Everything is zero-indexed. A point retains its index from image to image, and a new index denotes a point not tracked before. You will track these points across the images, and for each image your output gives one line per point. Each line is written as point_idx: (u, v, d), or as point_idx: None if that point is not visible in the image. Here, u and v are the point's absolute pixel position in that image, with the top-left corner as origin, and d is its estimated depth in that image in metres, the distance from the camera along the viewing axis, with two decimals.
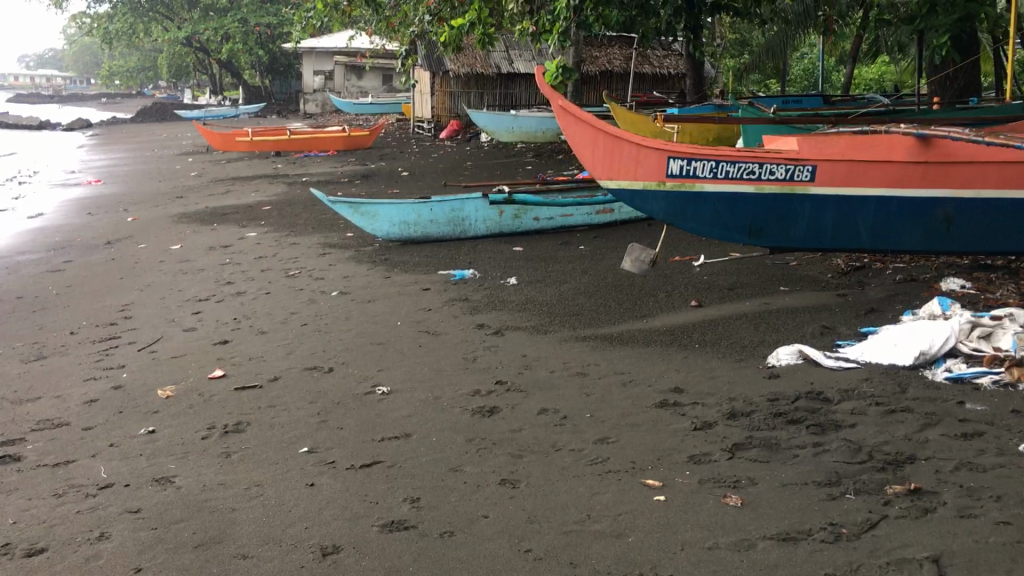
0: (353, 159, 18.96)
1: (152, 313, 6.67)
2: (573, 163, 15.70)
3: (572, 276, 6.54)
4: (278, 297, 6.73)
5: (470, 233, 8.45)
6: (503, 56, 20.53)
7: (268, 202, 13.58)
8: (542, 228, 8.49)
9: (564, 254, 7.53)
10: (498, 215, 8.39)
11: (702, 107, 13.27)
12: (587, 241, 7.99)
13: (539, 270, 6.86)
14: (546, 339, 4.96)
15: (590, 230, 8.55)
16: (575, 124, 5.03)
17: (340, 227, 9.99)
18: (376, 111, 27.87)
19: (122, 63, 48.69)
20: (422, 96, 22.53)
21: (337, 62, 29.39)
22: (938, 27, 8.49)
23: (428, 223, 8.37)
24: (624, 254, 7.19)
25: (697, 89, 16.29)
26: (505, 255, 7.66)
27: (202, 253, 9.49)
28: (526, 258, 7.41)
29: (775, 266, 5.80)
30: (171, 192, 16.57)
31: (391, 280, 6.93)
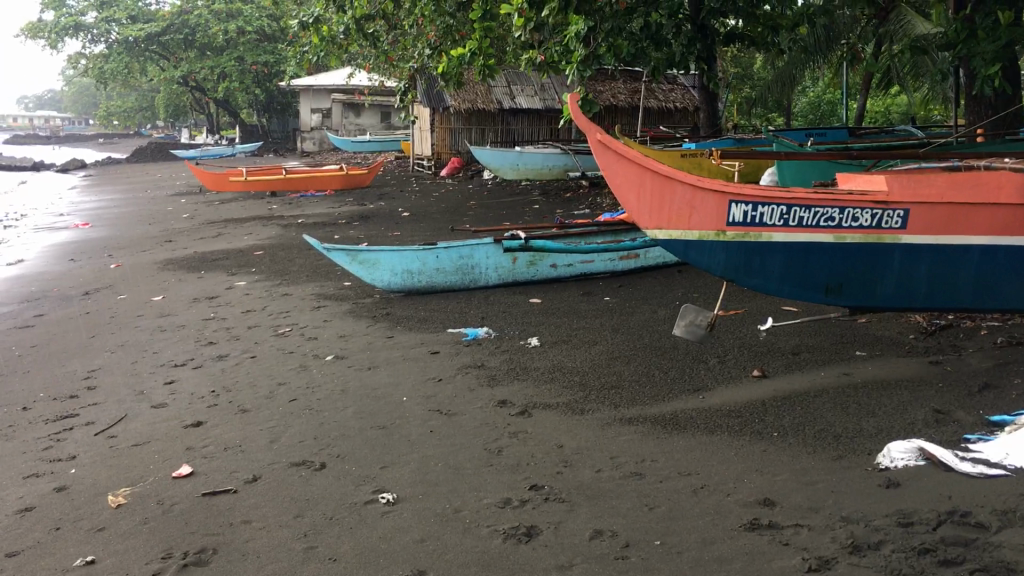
0: (350, 199, 18.22)
1: (121, 382, 5.83)
2: (582, 202, 14.93)
3: (603, 337, 5.70)
4: (264, 362, 5.90)
5: (481, 282, 7.63)
6: (505, 91, 19.89)
7: (260, 246, 12.80)
8: (560, 276, 7.68)
9: (588, 307, 6.70)
10: (511, 262, 7.58)
11: (721, 143, 12.52)
12: (612, 291, 7.16)
13: (563, 328, 6.03)
14: (584, 421, 4.09)
15: (613, 278, 7.73)
16: (615, 162, 4.14)
17: (337, 275, 9.19)
18: (375, 148, 27.25)
19: (119, 104, 48.37)
20: (422, 132, 21.85)
21: (335, 99, 28.81)
22: (982, 55, 7.65)
23: (433, 272, 7.56)
24: (657, 308, 6.36)
25: (711, 122, 15.58)
26: (522, 308, 6.83)
27: (184, 306, 8.67)
28: (547, 313, 6.57)
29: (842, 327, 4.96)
30: (160, 236, 15.79)
31: (395, 340, 6.10)
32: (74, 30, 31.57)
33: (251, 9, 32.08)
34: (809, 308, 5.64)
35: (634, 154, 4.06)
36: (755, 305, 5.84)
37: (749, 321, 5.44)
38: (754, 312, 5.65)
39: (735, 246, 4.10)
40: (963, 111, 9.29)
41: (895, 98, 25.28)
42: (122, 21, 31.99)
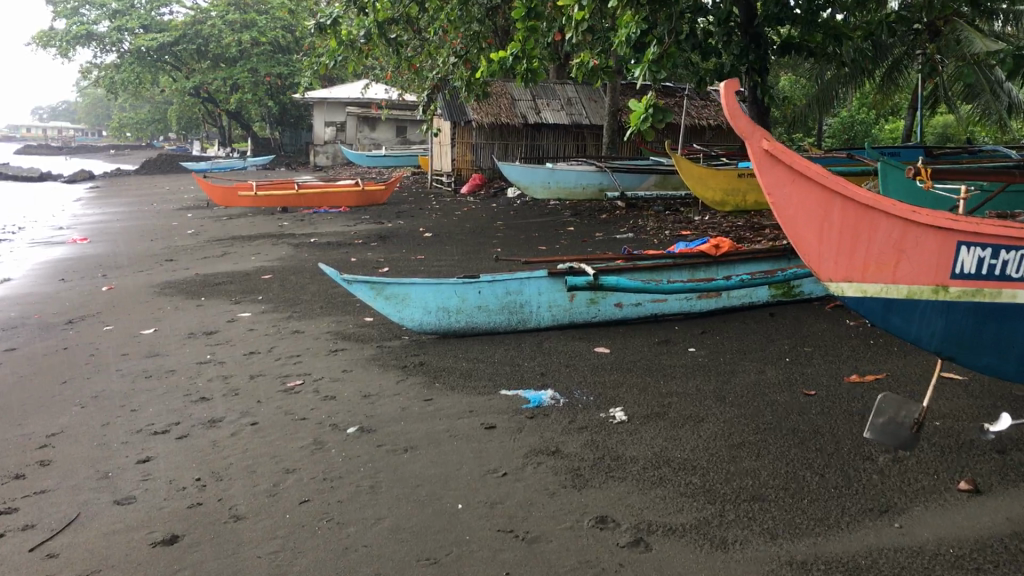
0: (367, 216, 16.96)
1: (85, 457, 4.54)
2: (621, 224, 13.62)
3: (710, 410, 4.37)
4: (267, 432, 4.59)
5: (531, 322, 6.36)
6: (529, 105, 18.63)
7: (268, 270, 11.55)
8: (626, 316, 6.39)
9: (671, 360, 5.41)
10: (569, 300, 6.29)
11: None
12: (696, 340, 5.86)
13: (653, 395, 4.70)
14: (737, 563, 2.78)
15: (689, 322, 6.43)
16: (791, 191, 3.22)
17: (355, 309, 7.90)
18: (390, 163, 26.08)
19: (131, 115, 47.45)
20: (441, 148, 20.60)
21: (350, 113, 27.62)
22: None
23: (474, 310, 6.28)
24: (763, 367, 5.06)
25: None
26: (587, 360, 5.54)
27: (176, 343, 7.37)
28: (622, 370, 5.24)
29: None
30: (162, 254, 14.55)
31: (436, 404, 4.79)
32: (86, 39, 30.54)
33: (264, 19, 31.00)
34: (983, 379, 4.30)
35: (827, 174, 3.17)
36: (904, 380, 4.51)
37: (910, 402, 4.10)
38: (910, 391, 4.32)
39: (959, 305, 3.26)
40: None
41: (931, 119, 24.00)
42: (135, 30, 30.94)
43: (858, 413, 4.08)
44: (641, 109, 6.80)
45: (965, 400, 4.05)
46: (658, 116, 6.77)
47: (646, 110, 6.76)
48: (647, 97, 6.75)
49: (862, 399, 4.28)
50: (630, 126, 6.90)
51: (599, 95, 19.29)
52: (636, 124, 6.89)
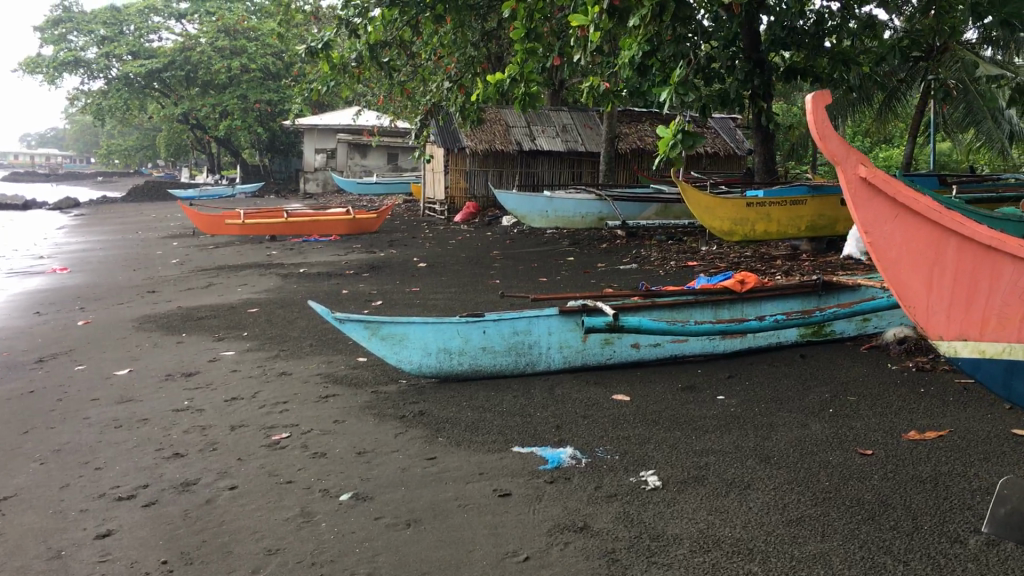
0: (358, 245, 16.42)
1: (37, 528, 3.95)
2: (623, 254, 13.11)
3: (755, 473, 3.82)
4: (248, 499, 4.01)
5: (541, 365, 5.84)
6: (524, 132, 18.14)
7: (255, 303, 10.99)
8: (643, 358, 5.89)
9: (700, 410, 4.88)
10: (581, 341, 5.78)
11: (790, 190, 10.87)
12: (723, 386, 5.34)
13: (685, 454, 4.15)
14: None
15: (711, 364, 5.92)
16: (897, 228, 3.15)
17: (348, 349, 7.35)
18: (381, 190, 25.58)
19: (120, 142, 46.85)
20: (433, 174, 20.08)
21: (340, 139, 27.13)
22: None
23: (478, 351, 5.74)
24: (804, 420, 4.54)
25: (767, 168, 13.98)
26: (607, 409, 5.01)
27: (151, 387, 6.78)
28: (647, 422, 4.70)
29: None
30: (143, 285, 13.95)
31: (439, 465, 4.23)
32: (74, 65, 30.03)
33: (255, 46, 30.64)
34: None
35: (938, 212, 3.09)
36: (972, 439, 3.97)
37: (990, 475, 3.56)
38: (983, 454, 3.77)
39: None
40: None
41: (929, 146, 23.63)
42: (123, 56, 30.48)
43: (928, 480, 3.55)
44: (669, 134, 6.74)
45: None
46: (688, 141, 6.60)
47: (676, 135, 6.68)
48: (676, 122, 6.70)
49: (929, 461, 3.75)
50: (659, 152, 6.81)
51: (594, 122, 18.86)
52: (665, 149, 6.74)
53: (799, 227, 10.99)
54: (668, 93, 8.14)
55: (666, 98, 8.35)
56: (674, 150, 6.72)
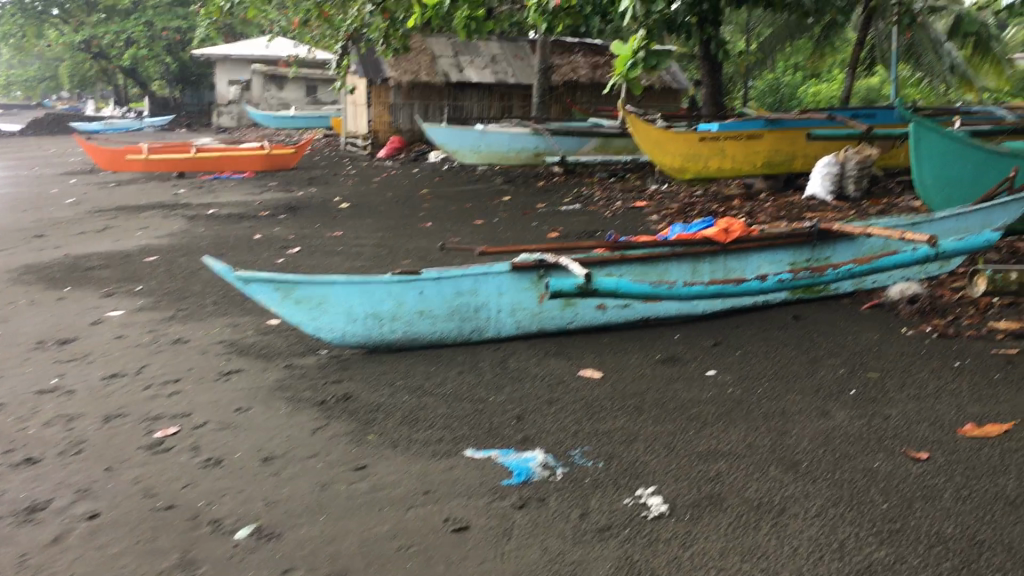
0: (274, 183, 15.05)
1: None
2: (563, 193, 12.11)
3: (786, 489, 2.95)
4: (113, 537, 2.96)
5: (489, 331, 4.86)
6: (451, 62, 16.87)
7: (155, 250, 9.69)
8: (610, 321, 5.00)
9: (689, 391, 4.00)
10: (538, 302, 4.83)
11: (746, 123, 9.98)
12: (710, 356, 4.47)
13: (688, 460, 3.25)
14: None
15: (688, 327, 5.05)
16: None
17: (259, 309, 6.23)
18: (299, 125, 23.96)
19: (19, 72, 43.49)
20: (355, 107, 18.67)
21: (254, 70, 25.30)
22: None
23: (414, 316, 4.71)
24: (823, 403, 3.68)
25: (714, 100, 13.10)
26: (577, 392, 4.10)
27: (14, 360, 5.57)
28: (630, 410, 3.80)
29: None
30: (31, 229, 12.43)
31: (371, 481, 3.24)
32: None
33: None
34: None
35: None
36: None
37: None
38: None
39: None
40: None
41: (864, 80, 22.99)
42: None
43: (1017, 500, 2.70)
44: (628, 52, 5.88)
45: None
46: (651, 58, 5.80)
47: (636, 53, 5.84)
48: (635, 37, 5.84)
49: (1005, 471, 2.89)
50: (615, 75, 5.95)
51: (526, 53, 17.67)
52: (624, 73, 5.91)
53: (756, 163, 10.04)
54: (638, 9, 7.05)
55: (637, 13, 7.25)
56: (633, 71, 5.89)
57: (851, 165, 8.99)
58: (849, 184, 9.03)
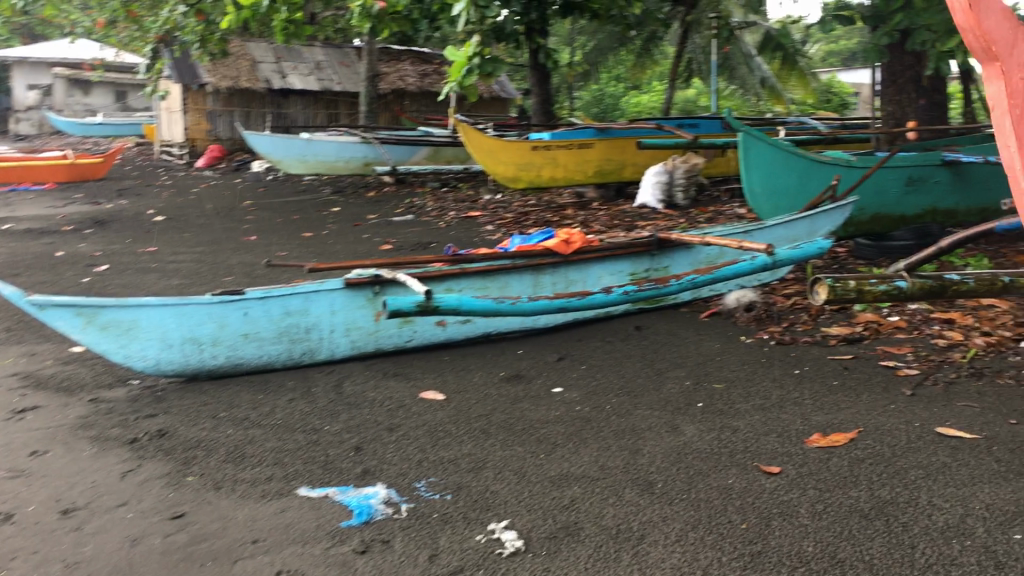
0: (79, 195, 13.93)
1: None
2: (394, 203, 11.82)
3: (643, 513, 2.80)
4: None
5: (322, 353, 4.53)
6: (273, 68, 16.19)
7: None
8: (450, 338, 4.80)
9: (536, 410, 3.84)
10: (374, 320, 4.57)
11: (576, 133, 10.07)
12: (555, 372, 4.33)
13: (540, 487, 3.06)
14: None
15: (529, 341, 4.91)
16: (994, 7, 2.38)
17: (59, 336, 5.61)
18: (107, 132, 22.44)
19: None
20: (169, 114, 17.63)
21: (55, 74, 23.49)
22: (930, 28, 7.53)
23: (238, 339, 4.31)
24: (672, 417, 3.61)
25: (544, 109, 13.18)
26: (419, 417, 3.86)
27: None
28: (476, 435, 3.59)
29: None
30: None
31: (191, 531, 2.87)
32: None
33: None
34: (1011, 441, 2.94)
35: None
36: (890, 439, 3.08)
37: (942, 492, 2.66)
38: (917, 461, 2.88)
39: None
40: (885, 110, 8.70)
41: (679, 91, 23.97)
42: None
43: (871, 512, 2.61)
44: (463, 58, 5.71)
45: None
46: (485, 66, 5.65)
47: (472, 58, 5.68)
48: (470, 43, 5.67)
49: (854, 479, 2.84)
50: (450, 80, 5.77)
51: (351, 60, 17.24)
52: (458, 78, 5.74)
53: (587, 172, 10.12)
54: (471, 15, 6.88)
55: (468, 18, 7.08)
56: (468, 78, 5.70)
57: (679, 173, 9.27)
58: (678, 192, 9.26)
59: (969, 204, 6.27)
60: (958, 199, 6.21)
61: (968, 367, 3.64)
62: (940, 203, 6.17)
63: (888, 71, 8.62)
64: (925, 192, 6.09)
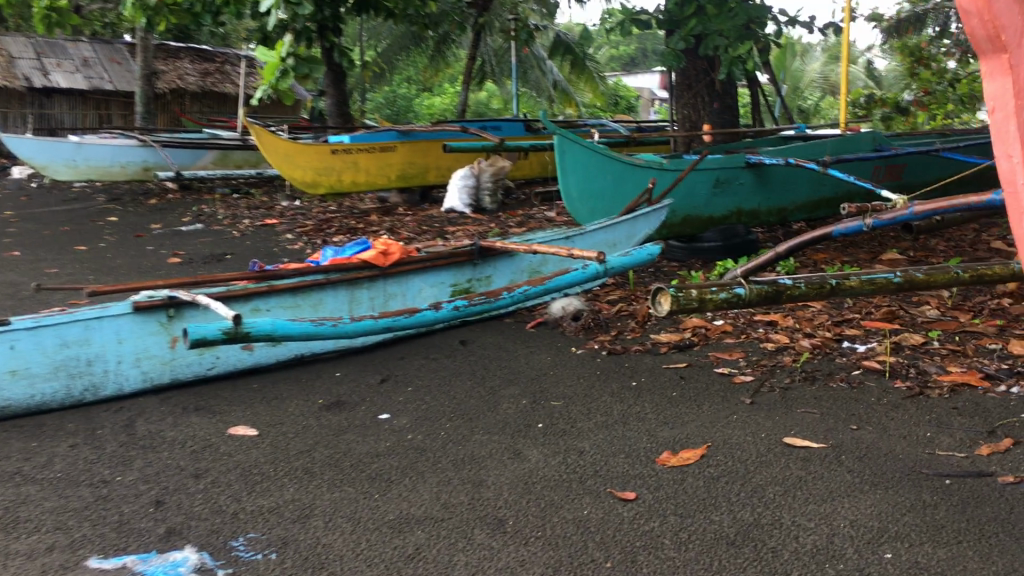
0: None
1: None
2: (180, 211, 10.95)
3: (498, 559, 2.52)
4: None
5: (109, 388, 3.95)
6: (33, 64, 14.65)
7: None
8: (258, 363, 4.36)
9: (363, 442, 3.49)
10: (170, 347, 4.06)
11: (376, 136, 9.72)
12: (380, 396, 4.00)
13: (378, 535, 2.72)
14: None
15: (346, 361, 4.54)
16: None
17: None
18: None
19: None
20: None
21: None
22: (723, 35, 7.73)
23: (3, 378, 3.64)
24: (511, 441, 3.37)
25: (340, 111, 12.70)
26: (230, 458, 3.41)
27: None
28: (298, 476, 3.20)
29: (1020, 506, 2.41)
30: None
31: None
32: None
33: None
34: (857, 448, 2.88)
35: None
36: (740, 454, 2.96)
37: (806, 509, 2.54)
38: (772, 476, 2.76)
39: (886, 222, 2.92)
40: (681, 114, 8.92)
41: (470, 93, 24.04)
42: None
43: (737, 539, 2.44)
44: (276, 60, 5.85)
45: (882, 491, 2.56)
46: (299, 68, 5.82)
47: (285, 59, 5.83)
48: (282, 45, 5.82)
49: (714, 499, 2.69)
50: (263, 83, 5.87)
51: (124, 57, 15.92)
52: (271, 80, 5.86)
53: (390, 176, 9.77)
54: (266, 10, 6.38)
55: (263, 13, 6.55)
56: (285, 78, 5.80)
57: (486, 177, 9.15)
58: (485, 196, 9.16)
59: (770, 204, 6.46)
60: (760, 201, 6.39)
61: (799, 371, 3.63)
62: (744, 204, 6.32)
63: (683, 75, 8.85)
64: (730, 194, 6.22)
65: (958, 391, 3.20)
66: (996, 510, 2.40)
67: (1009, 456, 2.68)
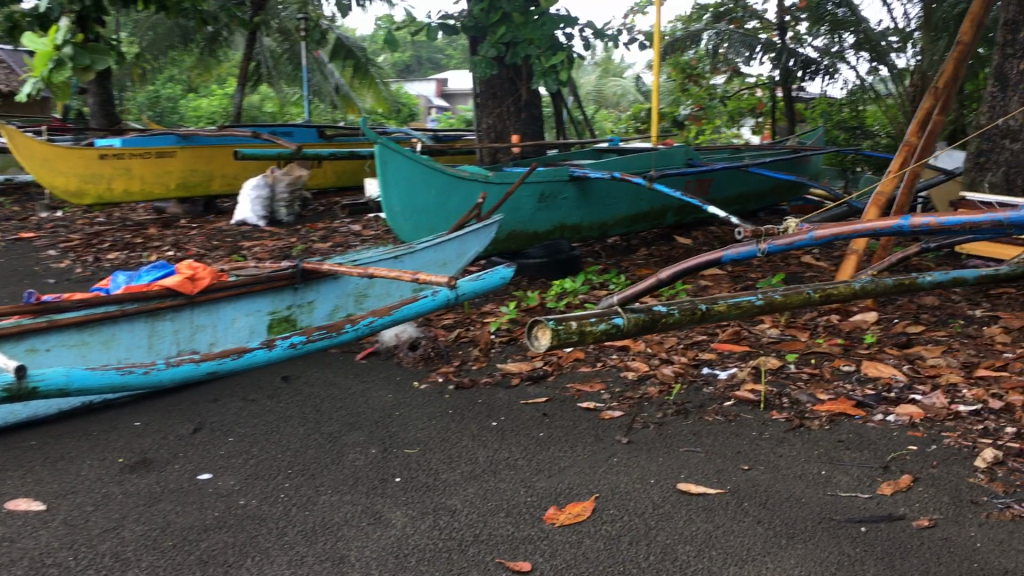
0: None
1: None
2: None
3: None
4: None
5: None
6: None
7: None
8: (37, 415, 3.61)
9: (185, 511, 2.90)
10: None
11: (154, 140, 8.76)
12: (195, 450, 3.40)
13: None
14: None
15: (145, 407, 3.86)
16: None
17: None
18: None
19: None
20: None
21: None
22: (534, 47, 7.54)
23: None
24: (368, 500, 2.91)
25: (105, 111, 11.46)
26: (11, 545, 2.71)
27: None
28: (109, 568, 2.57)
29: (945, 551, 2.28)
30: None
31: None
32: None
33: None
34: (756, 493, 2.67)
35: None
36: (633, 507, 2.67)
37: (728, 575, 2.28)
38: (678, 533, 2.49)
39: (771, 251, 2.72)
40: (487, 126, 8.70)
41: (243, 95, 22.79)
42: None
43: None
44: None
45: (802, 545, 2.36)
46: None
47: None
48: None
49: (623, 565, 2.38)
50: None
51: None
52: None
53: (169, 185, 8.81)
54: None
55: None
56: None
57: (281, 187, 8.53)
58: (281, 207, 8.52)
59: (592, 219, 6.33)
60: (582, 215, 6.25)
61: (669, 403, 3.42)
62: (568, 219, 6.15)
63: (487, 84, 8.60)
64: (555, 209, 6.02)
65: (838, 422, 3.11)
66: (926, 562, 2.24)
67: (913, 494, 2.56)
